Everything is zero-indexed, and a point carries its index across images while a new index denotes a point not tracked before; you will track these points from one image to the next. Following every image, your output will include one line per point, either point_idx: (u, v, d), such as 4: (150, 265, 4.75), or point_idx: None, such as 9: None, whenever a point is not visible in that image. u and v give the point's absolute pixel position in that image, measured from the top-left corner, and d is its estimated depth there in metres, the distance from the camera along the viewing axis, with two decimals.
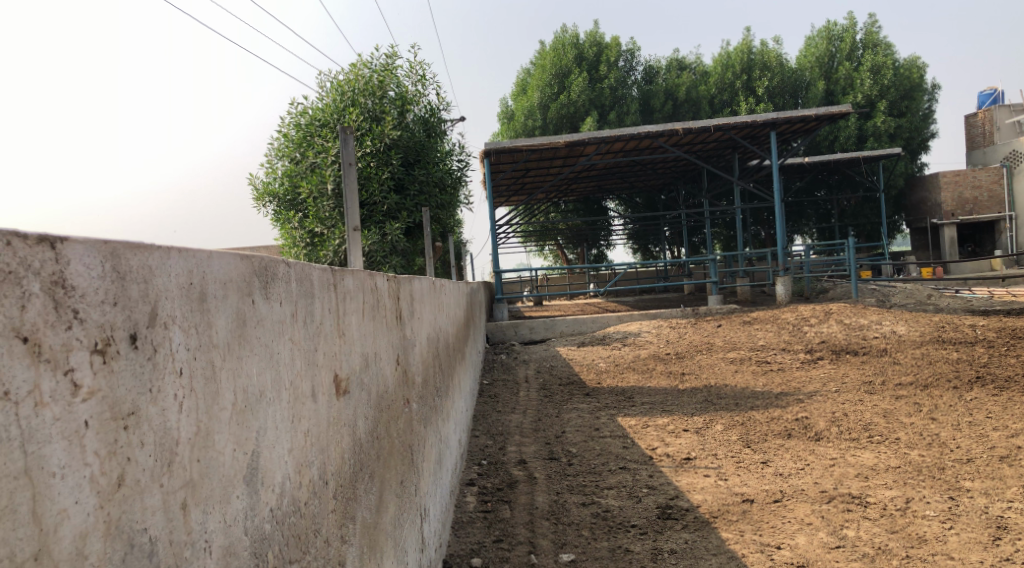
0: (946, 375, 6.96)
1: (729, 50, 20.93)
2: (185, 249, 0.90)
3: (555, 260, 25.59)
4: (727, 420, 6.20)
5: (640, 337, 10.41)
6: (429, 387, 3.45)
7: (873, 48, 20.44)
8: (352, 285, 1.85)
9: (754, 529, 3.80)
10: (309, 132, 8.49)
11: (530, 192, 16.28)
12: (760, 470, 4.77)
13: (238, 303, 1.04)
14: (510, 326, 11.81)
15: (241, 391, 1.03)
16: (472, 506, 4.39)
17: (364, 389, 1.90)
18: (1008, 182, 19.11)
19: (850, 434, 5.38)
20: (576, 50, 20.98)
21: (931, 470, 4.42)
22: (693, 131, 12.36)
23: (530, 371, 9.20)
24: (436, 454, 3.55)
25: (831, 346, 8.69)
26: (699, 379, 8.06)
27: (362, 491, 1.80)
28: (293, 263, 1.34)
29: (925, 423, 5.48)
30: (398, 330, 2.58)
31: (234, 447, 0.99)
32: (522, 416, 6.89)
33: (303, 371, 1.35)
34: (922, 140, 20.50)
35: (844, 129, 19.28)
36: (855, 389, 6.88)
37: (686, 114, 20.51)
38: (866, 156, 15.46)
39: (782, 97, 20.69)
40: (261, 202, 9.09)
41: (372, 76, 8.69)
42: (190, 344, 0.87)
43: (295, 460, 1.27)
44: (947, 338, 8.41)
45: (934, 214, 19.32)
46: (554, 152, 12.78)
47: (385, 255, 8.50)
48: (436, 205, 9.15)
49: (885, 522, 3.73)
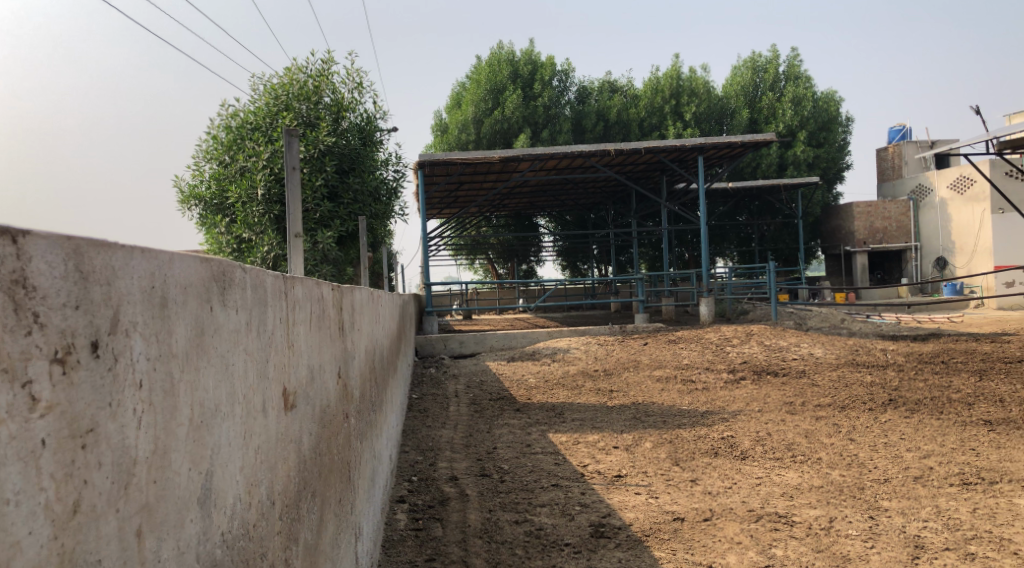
0: (861, 397, 7.28)
1: (659, 76, 21.56)
2: (148, 249, 0.82)
3: (485, 274, 25.59)
4: (655, 437, 6.29)
5: (570, 353, 10.48)
6: (365, 400, 3.36)
7: (794, 81, 21.49)
8: (301, 293, 1.77)
9: (686, 548, 3.85)
10: (240, 135, 8.25)
11: (462, 206, 16.24)
12: (690, 488, 4.85)
13: (198, 311, 0.97)
14: (440, 340, 11.68)
15: (197, 405, 0.95)
16: (403, 524, 4.28)
17: (309, 403, 1.81)
18: (914, 215, 20.35)
19: (774, 453, 5.55)
20: (511, 67, 21.21)
21: (851, 490, 4.60)
22: (625, 152, 12.61)
23: (459, 385, 9.10)
24: (370, 471, 3.45)
25: (754, 367, 8.97)
26: (628, 397, 8.15)
27: (305, 511, 1.71)
28: (249, 268, 1.26)
29: (844, 443, 5.71)
30: (340, 342, 2.50)
31: (189, 465, 0.90)
32: (452, 431, 6.80)
33: (255, 385, 1.26)
34: (837, 171, 21.59)
35: (766, 157, 20.13)
36: (777, 409, 7.11)
37: (617, 135, 20.93)
38: (786, 184, 16.14)
39: (708, 124, 21.41)
40: (185, 205, 8.71)
41: (308, 81, 8.53)
42: (151, 354, 0.80)
43: (246, 480, 1.18)
44: (861, 361, 8.82)
45: (846, 242, 20.37)
46: (488, 166, 12.80)
47: (315, 264, 8.25)
48: (369, 214, 8.98)
49: (811, 541, 3.85)
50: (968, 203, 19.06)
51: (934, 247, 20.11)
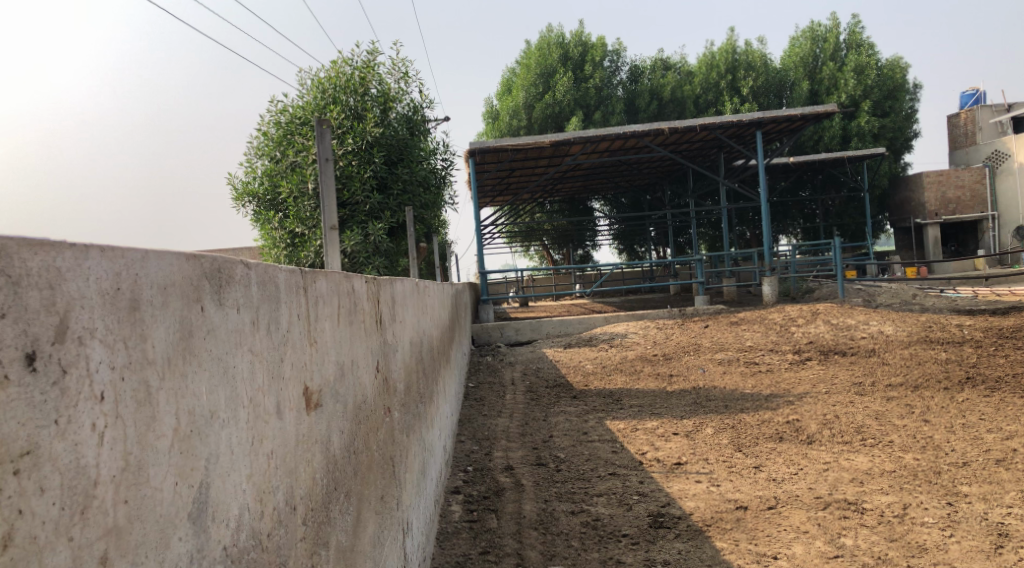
0: (936, 376, 6.90)
1: (713, 51, 20.92)
2: (111, 247, 0.76)
3: (541, 260, 25.50)
4: (717, 423, 6.08)
5: (627, 337, 10.28)
6: (411, 393, 3.30)
7: (856, 48, 20.55)
8: (325, 287, 1.71)
9: (749, 538, 3.68)
10: (290, 130, 8.36)
11: (515, 192, 16.13)
12: (753, 475, 4.66)
13: (184, 310, 0.90)
14: (496, 328, 11.64)
15: (186, 414, 0.88)
16: (458, 516, 4.25)
17: (339, 400, 1.75)
18: (991, 183, 19.25)
19: (842, 437, 5.29)
20: (561, 50, 20.94)
21: (926, 474, 4.34)
22: (679, 130, 12.27)
23: (516, 373, 9.06)
24: (420, 463, 3.41)
25: (819, 347, 8.62)
26: (688, 381, 7.94)
27: (337, 514, 1.65)
28: (253, 264, 1.19)
29: (918, 425, 5.40)
30: (377, 334, 2.43)
31: (176, 479, 0.84)
32: (508, 420, 6.75)
33: (265, 386, 1.20)
34: (905, 140, 20.59)
35: (828, 129, 19.33)
36: (845, 390, 6.80)
37: (671, 114, 20.47)
38: (851, 156, 15.44)
39: (767, 97, 20.70)
40: (240, 202, 8.88)
41: (354, 73, 8.56)
42: (116, 362, 0.74)
43: (256, 487, 1.12)
44: (935, 338, 8.36)
45: (917, 213, 19.41)
46: (539, 151, 12.64)
47: (368, 256, 8.28)
48: (419, 204, 8.99)
49: (883, 529, 3.63)
50: None
51: (1012, 215, 18.99)
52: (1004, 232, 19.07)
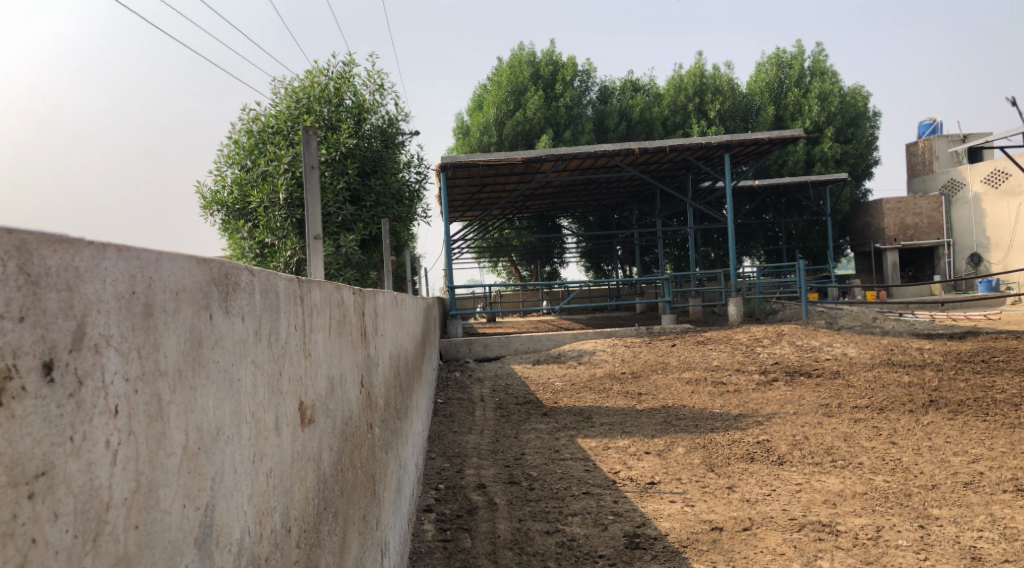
0: (900, 399, 7.01)
1: (682, 74, 21.26)
2: (127, 249, 0.70)
3: (508, 276, 25.50)
4: (688, 442, 6.08)
5: (596, 355, 10.28)
6: (390, 408, 3.23)
7: (820, 76, 21.10)
8: (319, 299, 1.64)
9: (726, 560, 3.66)
10: (262, 139, 8.23)
11: (485, 208, 16.10)
12: (727, 496, 4.65)
13: (194, 318, 0.84)
14: (464, 343, 11.53)
15: (194, 430, 0.81)
16: (431, 535, 4.15)
17: (329, 416, 1.68)
18: (947, 211, 19.85)
19: (813, 458, 5.33)
20: (532, 67, 21.08)
21: (897, 497, 4.38)
22: (649, 150, 12.39)
23: (485, 389, 8.97)
24: (397, 481, 3.33)
25: (785, 367, 8.72)
26: (657, 399, 7.95)
27: (326, 534, 1.58)
28: (257, 271, 1.12)
29: (887, 447, 5.48)
30: (363, 348, 2.36)
31: (183, 502, 0.77)
32: (478, 437, 6.67)
33: (266, 401, 1.13)
34: (866, 166, 21.14)
35: (793, 154, 19.76)
36: (813, 411, 6.88)
37: (640, 134, 20.73)
38: (815, 180, 15.77)
39: (733, 121, 21.08)
40: (208, 210, 8.69)
41: (329, 83, 8.47)
42: (131, 373, 0.68)
43: (256, 508, 1.04)
44: (897, 361, 8.53)
45: (877, 239, 19.91)
46: (511, 168, 12.65)
47: (339, 268, 8.15)
48: (392, 217, 8.90)
49: (858, 552, 3.65)
50: (1002, 197, 18.91)
51: (967, 242, 19.60)
52: (959, 258, 19.66)
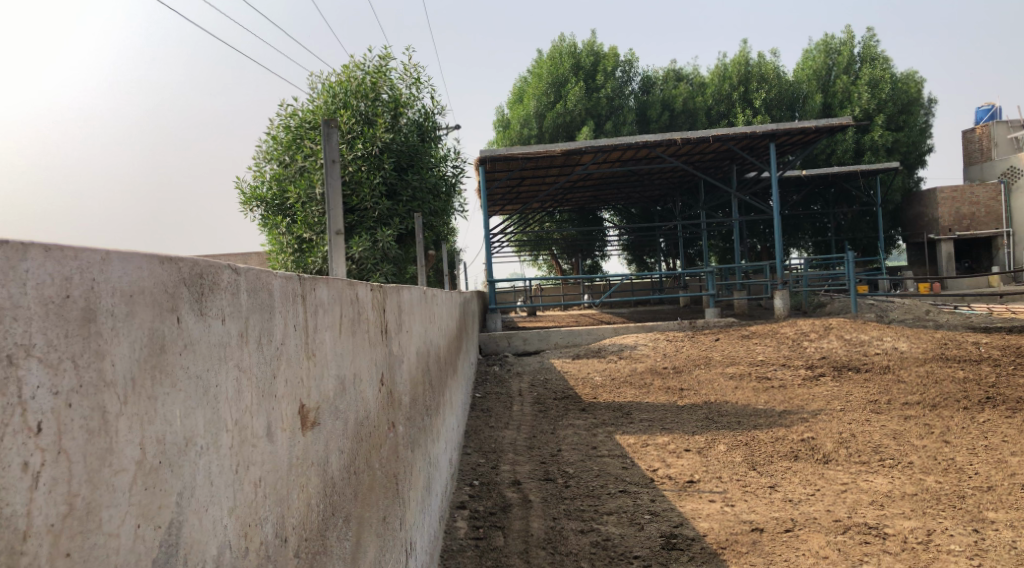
0: (953, 396, 6.69)
1: (726, 62, 20.77)
2: (62, 247, 0.68)
3: (549, 270, 25.45)
4: (730, 439, 5.91)
5: (637, 349, 10.11)
6: (417, 406, 3.17)
7: (871, 62, 20.41)
8: (327, 296, 1.59)
9: (766, 563, 3.52)
10: (299, 134, 8.29)
11: (525, 201, 15.99)
12: (769, 495, 4.48)
13: (157, 322, 0.80)
14: (504, 337, 11.49)
15: (154, 443, 0.78)
16: (463, 533, 4.11)
17: (339, 418, 1.62)
18: (1007, 199, 19.00)
19: (860, 457, 5.12)
20: (573, 59, 20.85)
21: (950, 498, 4.17)
22: (692, 141, 12.11)
23: (524, 384, 8.90)
24: (424, 478, 3.28)
25: (833, 362, 8.43)
26: (699, 395, 7.77)
27: (334, 541, 1.52)
28: (244, 269, 1.07)
29: (939, 446, 5.23)
30: (382, 346, 2.30)
31: (138, 521, 0.74)
32: (515, 432, 6.61)
33: (256, 407, 1.07)
34: (920, 155, 20.41)
35: (841, 143, 19.14)
36: (862, 408, 6.62)
37: (683, 125, 20.40)
38: (865, 169, 15.24)
39: (779, 110, 20.55)
40: (248, 206, 8.79)
41: (365, 78, 8.48)
42: (61, 386, 0.65)
43: (240, 521, 0.99)
44: (951, 356, 8.17)
45: (930, 229, 19.20)
46: (550, 160, 12.52)
47: (375, 263, 8.18)
48: (428, 211, 8.89)
49: (907, 556, 3.47)
50: None
51: None
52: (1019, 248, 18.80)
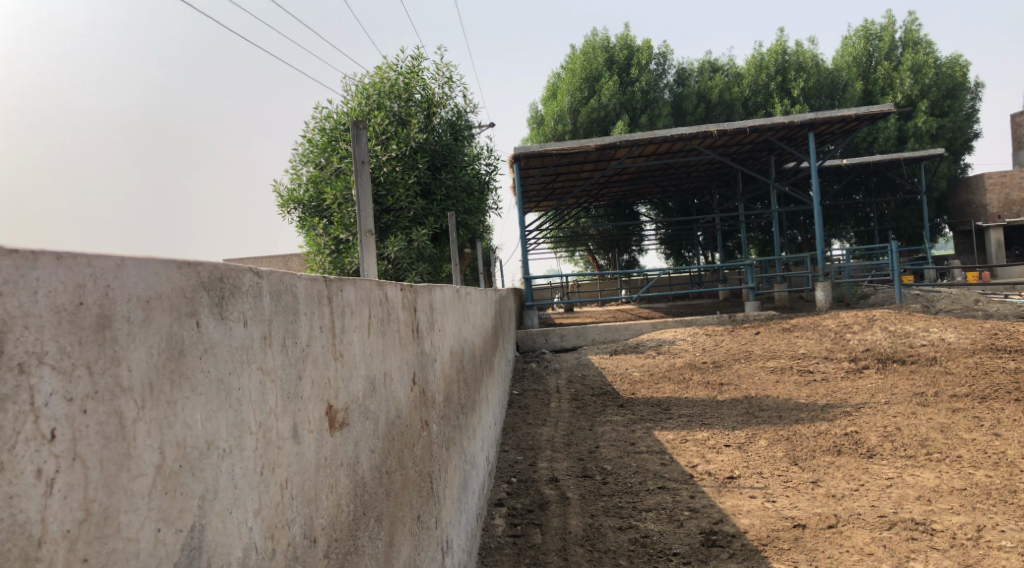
0: (1004, 387, 6.47)
1: (763, 52, 20.38)
2: (74, 257, 0.73)
3: (585, 266, 25.38)
4: (771, 434, 5.80)
5: (675, 344, 10.00)
6: (452, 404, 3.17)
7: (913, 47, 19.88)
8: (355, 297, 1.60)
9: (809, 560, 3.45)
10: (334, 137, 8.40)
11: (560, 197, 15.94)
12: (811, 491, 4.39)
13: (175, 327, 0.84)
14: (541, 334, 11.47)
15: (174, 446, 0.82)
16: (501, 530, 4.12)
17: (369, 418, 1.63)
18: None
19: (906, 451, 4.99)
20: (606, 53, 20.70)
21: (1000, 493, 4.04)
22: (728, 132, 11.93)
23: (561, 381, 8.88)
24: (461, 476, 3.28)
25: (877, 354, 8.22)
26: (739, 390, 7.65)
27: (366, 540, 1.53)
28: (267, 273, 1.08)
29: (989, 439, 5.06)
30: (415, 345, 2.31)
31: (159, 525, 0.79)
32: (553, 429, 6.59)
33: (280, 408, 1.09)
34: (966, 140, 19.80)
35: (884, 130, 18.64)
36: (907, 400, 6.45)
37: (719, 117, 20.13)
38: (908, 155, 14.82)
39: (819, 99, 19.98)
40: (286, 209, 8.94)
41: (398, 79, 8.55)
42: (75, 394, 0.70)
43: (266, 522, 1.00)
44: (1001, 346, 7.90)
45: (978, 216, 18.59)
46: (585, 156, 12.45)
47: (411, 262, 8.23)
48: (462, 209, 8.92)
49: (956, 553, 3.36)
50: None
51: None
52: None
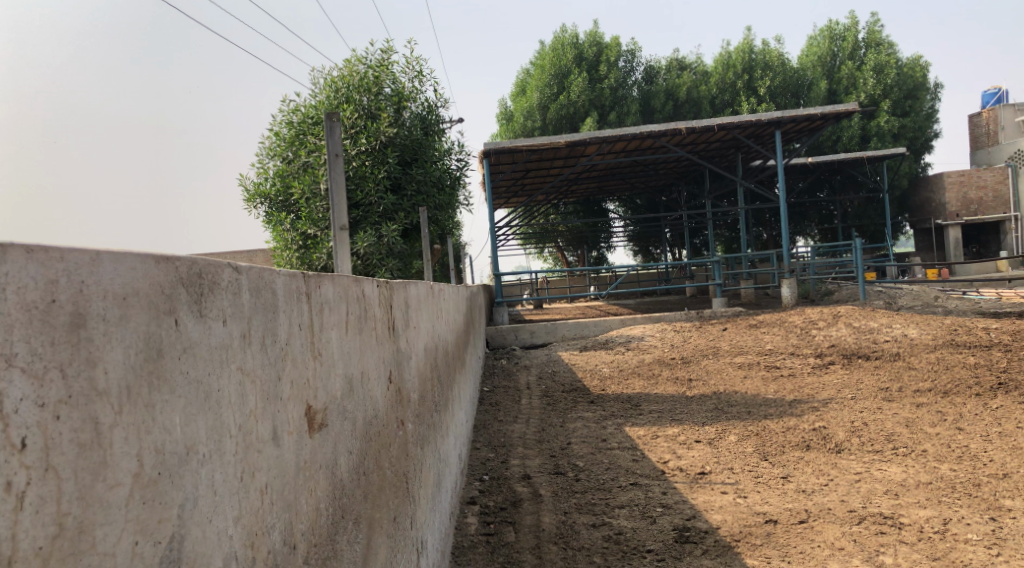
0: (966, 382, 6.62)
1: (730, 50, 20.59)
2: (48, 250, 0.67)
3: (555, 262, 25.45)
4: (740, 430, 5.85)
5: (644, 341, 10.05)
6: (426, 402, 3.12)
7: (875, 47, 20.26)
8: (333, 293, 1.55)
9: (782, 555, 3.47)
10: (302, 130, 8.25)
11: (530, 194, 15.94)
12: (781, 486, 4.43)
13: (152, 324, 0.79)
14: (511, 330, 11.44)
15: (154, 452, 0.77)
16: (474, 529, 4.08)
17: (347, 418, 1.58)
18: (1014, 183, 18.91)
19: (872, 446, 5.06)
20: (575, 50, 20.72)
21: (965, 487, 4.12)
22: (697, 130, 12.01)
23: (531, 377, 8.86)
24: (435, 475, 3.24)
25: (842, 350, 8.36)
26: (708, 385, 7.71)
27: (344, 545, 1.48)
28: (246, 268, 1.03)
29: (952, 434, 5.17)
30: (390, 343, 2.26)
31: (136, 538, 0.74)
32: (524, 426, 6.56)
33: (261, 410, 1.04)
34: (925, 140, 20.27)
35: (847, 129, 18.97)
36: (872, 396, 6.56)
37: (687, 114, 20.28)
38: (871, 155, 15.11)
39: (784, 97, 20.31)
40: (252, 203, 8.76)
41: (368, 72, 8.44)
42: (48, 399, 0.64)
43: (246, 529, 0.96)
44: (961, 342, 8.08)
45: (937, 214, 19.05)
46: (555, 152, 12.44)
47: (381, 258, 8.15)
48: (433, 205, 8.85)
49: (924, 547, 3.42)
50: None
51: None
52: None
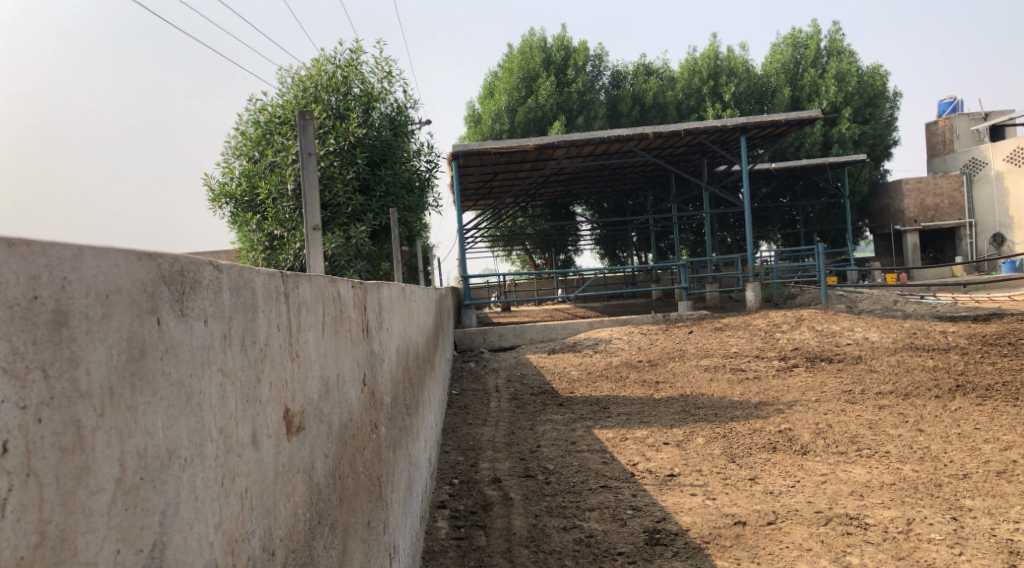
0: (925, 385, 6.79)
1: (696, 56, 20.85)
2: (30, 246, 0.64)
3: (522, 265, 25.46)
4: (708, 432, 5.91)
5: (612, 343, 10.10)
6: (397, 405, 3.09)
7: (837, 56, 20.70)
8: (309, 293, 1.52)
9: (751, 557, 3.51)
10: (268, 129, 8.13)
11: (498, 196, 15.94)
12: (749, 488, 4.49)
13: (134, 323, 0.76)
14: (479, 333, 11.41)
15: (136, 454, 0.74)
16: (445, 533, 4.05)
17: (323, 420, 1.55)
18: (968, 190, 19.49)
19: (837, 447, 5.16)
20: (543, 53, 20.78)
21: (927, 487, 4.22)
22: (665, 135, 12.14)
23: (500, 380, 8.85)
24: (406, 479, 3.20)
25: (806, 353, 8.51)
26: (675, 388, 7.78)
27: (320, 550, 1.45)
28: (227, 266, 1.00)
29: (913, 435, 5.29)
30: (364, 344, 2.23)
31: (118, 546, 0.71)
32: (493, 429, 6.55)
33: (240, 413, 1.01)
34: (884, 148, 20.77)
35: (810, 136, 19.35)
36: (836, 398, 6.69)
37: (654, 119, 20.47)
38: (833, 162, 15.43)
39: (749, 103, 20.66)
40: (216, 203, 8.60)
41: (336, 72, 8.35)
42: (29, 401, 0.62)
43: (226, 536, 0.93)
44: (920, 345, 8.28)
45: (896, 220, 19.53)
46: (523, 155, 12.45)
47: (349, 259, 8.06)
48: (402, 206, 8.79)
49: (889, 547, 3.49)
50: None
51: (989, 223, 19.18)
52: (981, 239, 19.28)
